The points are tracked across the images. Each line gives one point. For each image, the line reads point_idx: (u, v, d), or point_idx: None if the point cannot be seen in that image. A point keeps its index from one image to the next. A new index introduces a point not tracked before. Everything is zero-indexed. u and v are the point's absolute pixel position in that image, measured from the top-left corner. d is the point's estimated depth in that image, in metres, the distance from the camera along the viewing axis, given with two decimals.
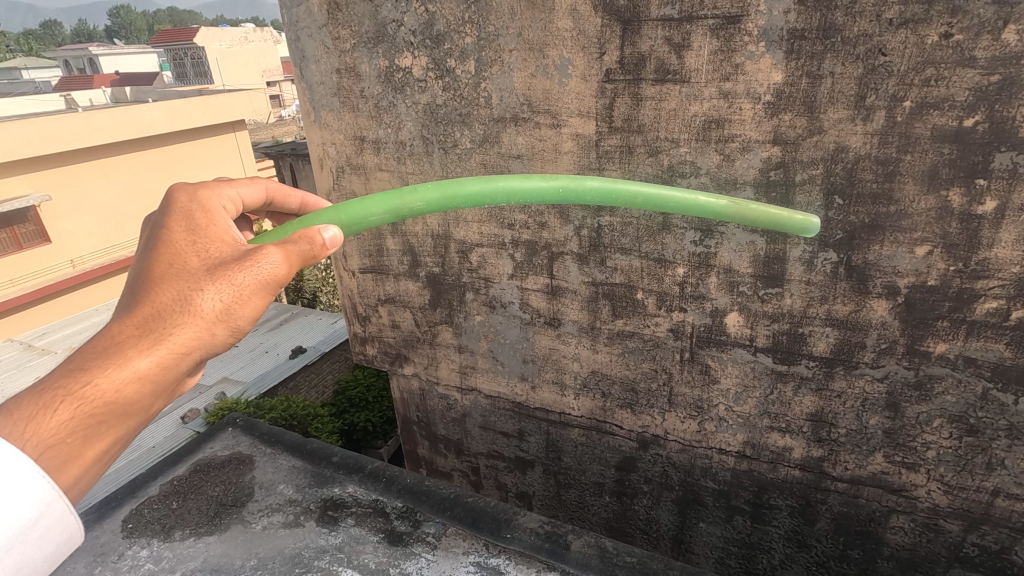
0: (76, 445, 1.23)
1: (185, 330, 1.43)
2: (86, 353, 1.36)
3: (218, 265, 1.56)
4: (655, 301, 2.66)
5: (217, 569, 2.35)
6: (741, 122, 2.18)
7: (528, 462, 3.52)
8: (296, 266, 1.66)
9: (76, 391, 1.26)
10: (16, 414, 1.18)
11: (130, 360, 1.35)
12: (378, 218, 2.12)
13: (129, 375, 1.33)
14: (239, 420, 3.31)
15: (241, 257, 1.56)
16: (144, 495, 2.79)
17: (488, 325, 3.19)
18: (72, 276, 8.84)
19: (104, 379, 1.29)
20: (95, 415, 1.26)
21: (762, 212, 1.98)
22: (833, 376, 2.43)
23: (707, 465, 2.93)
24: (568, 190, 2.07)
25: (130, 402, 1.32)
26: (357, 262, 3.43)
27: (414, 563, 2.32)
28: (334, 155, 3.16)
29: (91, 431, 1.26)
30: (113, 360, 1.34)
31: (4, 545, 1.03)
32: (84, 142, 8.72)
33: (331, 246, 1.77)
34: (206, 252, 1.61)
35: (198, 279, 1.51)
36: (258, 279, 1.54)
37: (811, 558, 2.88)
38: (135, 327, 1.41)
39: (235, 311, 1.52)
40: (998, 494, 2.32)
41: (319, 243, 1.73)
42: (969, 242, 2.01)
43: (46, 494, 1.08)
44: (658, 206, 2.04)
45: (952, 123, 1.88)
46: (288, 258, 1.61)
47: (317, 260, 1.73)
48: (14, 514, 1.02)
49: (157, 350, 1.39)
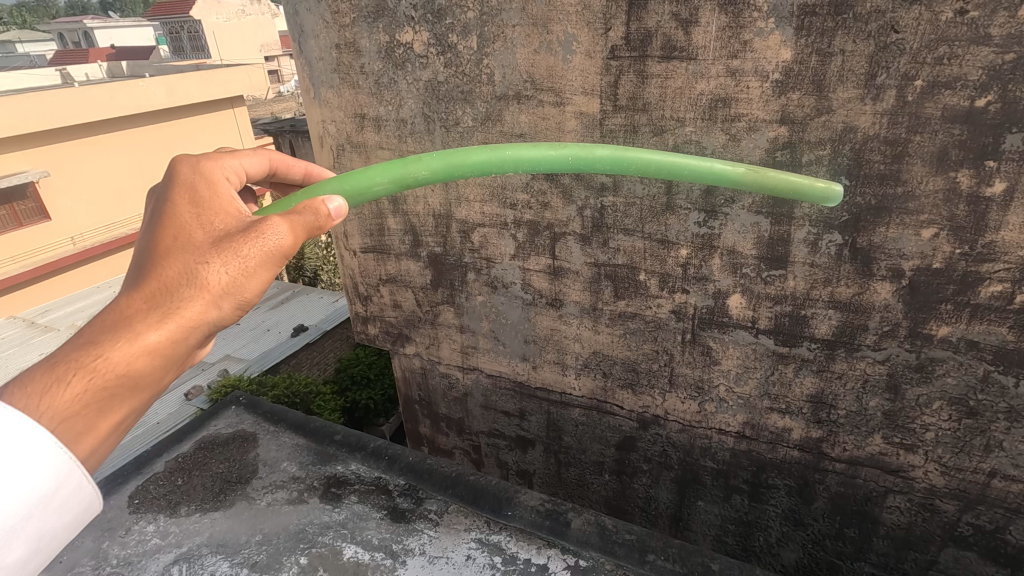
0: (90, 417, 1.23)
1: (194, 303, 1.43)
2: (95, 327, 1.36)
3: (224, 237, 1.55)
4: (657, 282, 2.65)
5: (222, 544, 2.39)
6: (747, 101, 2.14)
7: (529, 441, 3.55)
8: (301, 237, 1.65)
9: (87, 365, 1.26)
10: (29, 388, 1.18)
11: (139, 334, 1.34)
12: (383, 187, 2.06)
13: (141, 348, 1.33)
14: (242, 398, 3.33)
15: (247, 230, 1.55)
16: (150, 472, 2.82)
17: (489, 305, 3.19)
18: (72, 254, 8.81)
19: (114, 353, 1.29)
20: (107, 388, 1.26)
21: (782, 178, 1.95)
22: (834, 358, 2.44)
23: (706, 446, 2.96)
24: (577, 159, 2.04)
25: (141, 375, 1.32)
26: (358, 241, 3.42)
27: (416, 539, 2.36)
28: (335, 133, 3.12)
29: (104, 404, 1.26)
30: (123, 334, 1.33)
31: (25, 515, 1.04)
32: (81, 118, 8.62)
33: (336, 217, 1.77)
34: (211, 224, 1.60)
35: (205, 252, 1.50)
36: (264, 251, 1.53)
37: (807, 537, 2.92)
38: (144, 301, 1.40)
39: (242, 284, 1.51)
40: (995, 475, 2.34)
41: (323, 214, 1.72)
42: (976, 225, 1.99)
43: (64, 465, 1.09)
44: (671, 174, 2.00)
45: (963, 103, 1.85)
46: (294, 229, 1.60)
47: (321, 232, 1.73)
48: (32, 484, 1.03)
49: (167, 323, 1.38)
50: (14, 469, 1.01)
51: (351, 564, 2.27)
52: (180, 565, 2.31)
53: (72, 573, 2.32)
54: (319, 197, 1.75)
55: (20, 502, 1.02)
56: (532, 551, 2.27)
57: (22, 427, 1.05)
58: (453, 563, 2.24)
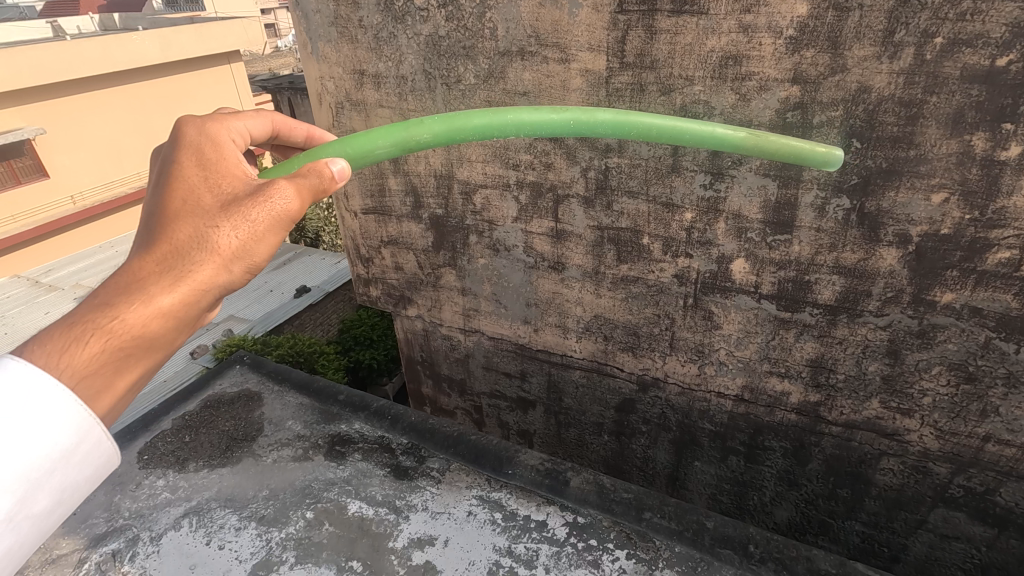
0: (108, 376, 1.24)
1: (205, 266, 1.42)
2: (109, 287, 1.36)
3: (237, 206, 1.54)
4: (661, 246, 2.63)
5: (230, 499, 2.46)
6: (759, 58, 2.07)
7: (529, 402, 3.60)
8: (307, 201, 1.63)
9: (104, 326, 1.26)
10: (48, 347, 1.19)
11: (153, 297, 1.34)
12: (385, 150, 2.03)
13: (154, 310, 1.33)
14: (246, 358, 3.36)
15: (254, 194, 1.53)
16: (158, 430, 2.87)
17: (491, 268, 3.17)
18: (73, 213, 8.74)
19: (129, 315, 1.29)
20: (123, 349, 1.27)
21: (783, 142, 1.90)
22: (836, 323, 2.44)
23: (704, 409, 2.99)
24: (578, 123, 2.00)
25: (156, 337, 1.32)
26: (358, 202, 3.38)
27: (419, 496, 2.42)
28: (333, 90, 3.04)
29: (120, 364, 1.27)
30: (137, 296, 1.33)
31: (48, 468, 1.10)
32: (75, 73, 8.42)
33: (340, 180, 1.74)
34: (219, 187, 1.57)
35: (216, 218, 1.49)
36: (272, 215, 1.52)
37: (800, 496, 2.99)
38: (157, 264, 1.40)
39: (251, 248, 1.50)
40: (990, 439, 2.37)
41: (328, 176, 1.69)
42: (988, 190, 1.95)
43: (84, 422, 1.13)
44: (672, 139, 1.96)
45: (983, 62, 1.79)
46: (300, 193, 1.59)
47: (326, 195, 1.70)
48: (52, 438, 1.08)
49: (179, 286, 1.38)
50: (34, 423, 1.06)
51: (355, 519, 2.33)
52: (190, 518, 2.38)
53: (86, 525, 2.39)
54: (324, 160, 1.72)
55: (40, 455, 1.07)
56: (532, 508, 2.33)
57: (41, 382, 1.09)
58: (454, 518, 2.31)
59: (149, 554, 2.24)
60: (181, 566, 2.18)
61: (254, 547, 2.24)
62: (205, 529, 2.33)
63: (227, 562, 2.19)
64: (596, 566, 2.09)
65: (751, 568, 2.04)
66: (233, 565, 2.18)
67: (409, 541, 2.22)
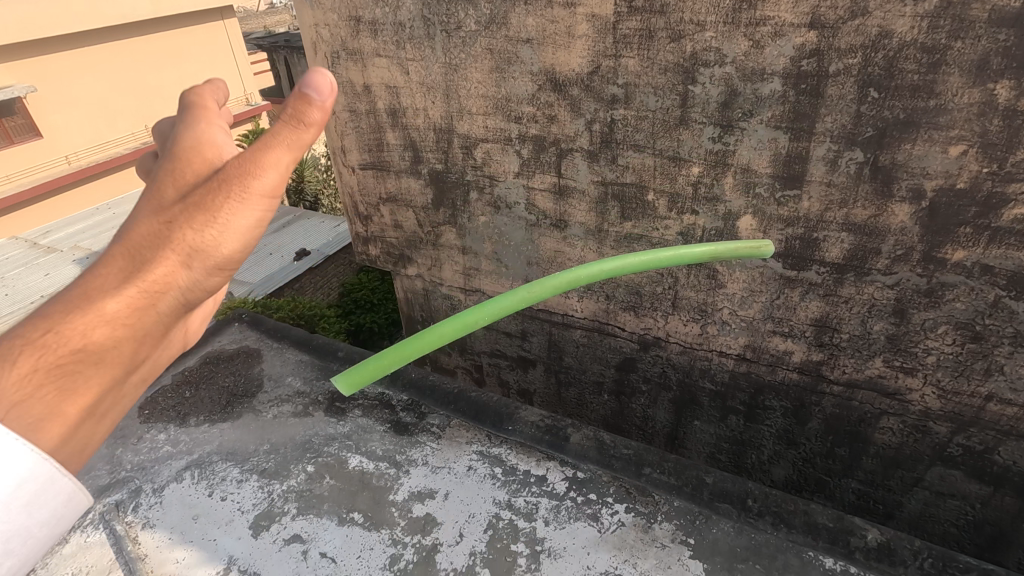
0: (51, 396, 0.99)
1: (163, 263, 1.18)
2: (59, 299, 1.10)
3: (249, 200, 1.26)
4: (666, 203, 2.56)
5: (231, 453, 2.47)
6: (775, 2, 1.97)
7: (530, 361, 3.59)
8: (285, 161, 1.29)
9: (38, 339, 1.00)
10: None
11: (97, 301, 1.08)
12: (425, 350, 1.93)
13: (104, 311, 1.07)
14: (245, 316, 3.34)
15: (215, 175, 1.25)
16: (158, 385, 2.87)
17: (492, 225, 3.11)
18: (69, 173, 8.59)
19: (71, 325, 1.03)
20: (61, 365, 1.00)
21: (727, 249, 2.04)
22: (842, 282, 2.39)
23: (706, 368, 2.98)
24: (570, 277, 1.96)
25: (103, 349, 1.06)
26: (356, 157, 3.30)
27: (419, 451, 2.42)
28: (329, 39, 2.92)
29: (61, 384, 1.01)
30: (80, 301, 1.07)
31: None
32: (63, 29, 8.17)
33: (323, 95, 1.28)
34: (189, 165, 1.29)
35: (220, 213, 1.24)
36: (244, 189, 1.25)
37: (799, 455, 3.01)
38: (110, 255, 1.18)
39: (215, 238, 1.24)
40: (992, 399, 2.36)
41: (304, 91, 1.26)
42: (1008, 142, 1.87)
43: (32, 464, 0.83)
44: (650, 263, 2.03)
45: (1012, 3, 1.70)
46: (278, 154, 1.27)
47: (311, 133, 1.31)
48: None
49: (127, 288, 1.12)
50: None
51: (356, 472, 2.35)
52: (192, 471, 2.40)
53: (89, 477, 2.40)
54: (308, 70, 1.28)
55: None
56: (531, 463, 2.34)
57: None
58: (454, 472, 2.32)
59: (152, 505, 2.26)
60: (184, 516, 2.21)
61: (256, 499, 2.26)
62: (207, 481, 2.34)
63: (229, 513, 2.21)
64: (594, 519, 2.11)
65: (748, 521, 2.05)
66: (235, 516, 2.20)
67: (409, 494, 2.24)
